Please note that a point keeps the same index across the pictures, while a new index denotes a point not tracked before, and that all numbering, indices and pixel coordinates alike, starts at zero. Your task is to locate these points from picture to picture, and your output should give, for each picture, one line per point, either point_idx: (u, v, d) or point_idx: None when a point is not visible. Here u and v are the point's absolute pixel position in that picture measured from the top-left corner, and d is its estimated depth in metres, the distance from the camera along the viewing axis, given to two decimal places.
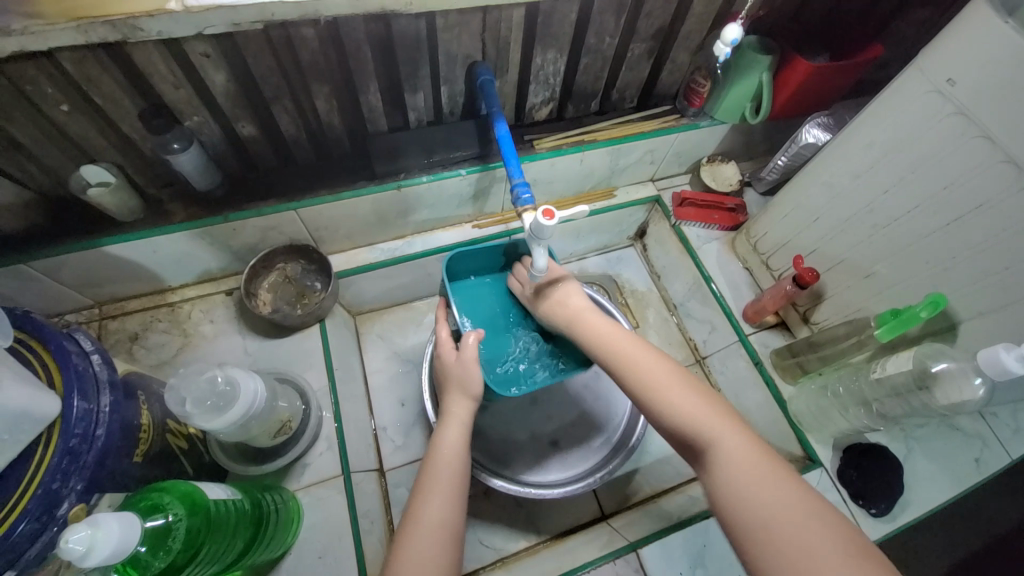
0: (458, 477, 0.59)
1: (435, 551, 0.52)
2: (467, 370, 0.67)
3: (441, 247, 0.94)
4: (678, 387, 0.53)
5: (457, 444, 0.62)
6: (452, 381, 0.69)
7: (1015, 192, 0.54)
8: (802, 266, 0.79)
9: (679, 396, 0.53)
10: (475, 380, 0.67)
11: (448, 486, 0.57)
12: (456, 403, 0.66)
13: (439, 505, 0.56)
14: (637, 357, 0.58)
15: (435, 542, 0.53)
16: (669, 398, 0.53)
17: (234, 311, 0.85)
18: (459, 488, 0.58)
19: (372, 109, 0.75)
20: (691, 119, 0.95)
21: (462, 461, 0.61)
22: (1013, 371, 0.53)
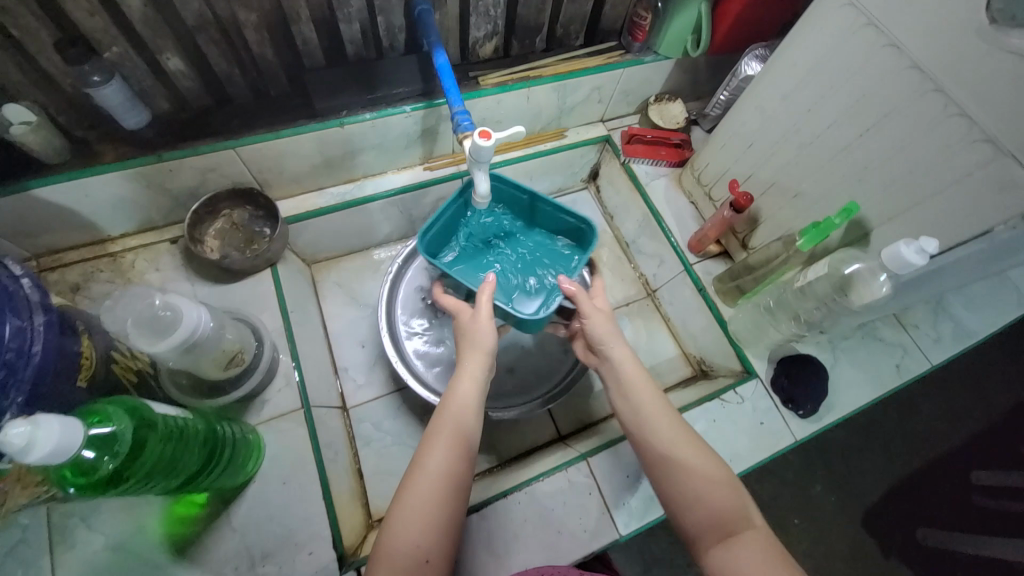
0: (464, 433, 0.61)
1: (434, 506, 0.56)
2: (479, 328, 0.67)
3: (392, 189, 0.94)
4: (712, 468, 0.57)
5: (472, 399, 0.63)
6: (465, 338, 0.68)
7: (919, 94, 0.57)
8: (737, 191, 0.83)
9: (718, 494, 0.55)
10: (487, 335, 0.67)
11: (447, 452, 0.59)
12: (472, 357, 0.66)
13: (442, 453, 0.58)
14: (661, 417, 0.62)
15: (434, 492, 0.56)
16: (712, 499, 0.55)
17: (181, 259, 0.83)
18: (469, 433, 0.61)
19: (307, 42, 0.74)
20: (635, 55, 0.96)
21: (473, 415, 0.63)
22: (913, 264, 0.57)
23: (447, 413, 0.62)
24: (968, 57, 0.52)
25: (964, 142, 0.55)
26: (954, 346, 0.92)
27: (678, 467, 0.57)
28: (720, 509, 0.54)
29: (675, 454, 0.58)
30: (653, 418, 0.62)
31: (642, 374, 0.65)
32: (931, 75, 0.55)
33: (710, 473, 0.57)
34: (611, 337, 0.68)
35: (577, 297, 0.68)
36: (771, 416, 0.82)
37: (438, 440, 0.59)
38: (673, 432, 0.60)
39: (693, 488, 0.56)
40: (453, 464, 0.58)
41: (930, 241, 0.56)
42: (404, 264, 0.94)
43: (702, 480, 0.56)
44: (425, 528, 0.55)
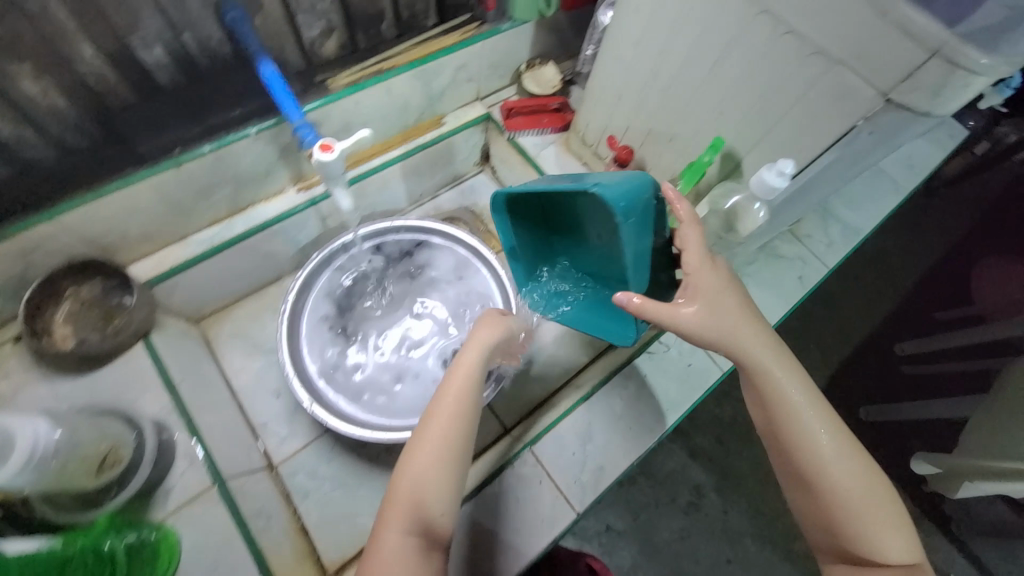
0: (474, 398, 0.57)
1: (442, 464, 0.53)
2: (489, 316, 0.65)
3: (265, 220, 0.85)
4: (871, 502, 0.53)
5: (474, 365, 0.58)
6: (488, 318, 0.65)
7: (752, 19, 0.57)
8: (617, 146, 0.85)
9: (875, 535, 0.52)
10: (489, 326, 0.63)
11: (450, 421, 0.55)
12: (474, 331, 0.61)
13: (445, 423, 0.55)
14: (830, 445, 0.54)
15: (442, 451, 0.54)
16: (869, 535, 0.52)
17: (31, 358, 0.71)
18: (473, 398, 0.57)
19: (104, 79, 0.63)
20: (492, 25, 0.92)
21: (477, 381, 0.58)
22: (775, 187, 0.58)
23: (455, 374, 0.58)
24: None
25: (800, 59, 0.55)
26: (846, 246, 0.97)
27: (833, 495, 0.53)
28: (873, 548, 0.52)
29: (839, 487, 0.53)
30: (823, 446, 0.54)
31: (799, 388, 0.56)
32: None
33: (877, 509, 0.53)
34: (751, 340, 0.57)
35: (644, 309, 0.57)
36: (697, 356, 0.84)
37: (442, 412, 0.55)
38: (845, 465, 0.54)
39: (851, 522, 0.53)
40: (455, 433, 0.55)
41: (787, 162, 0.57)
42: (300, 296, 0.85)
43: (869, 518, 0.52)
44: (433, 487, 0.53)
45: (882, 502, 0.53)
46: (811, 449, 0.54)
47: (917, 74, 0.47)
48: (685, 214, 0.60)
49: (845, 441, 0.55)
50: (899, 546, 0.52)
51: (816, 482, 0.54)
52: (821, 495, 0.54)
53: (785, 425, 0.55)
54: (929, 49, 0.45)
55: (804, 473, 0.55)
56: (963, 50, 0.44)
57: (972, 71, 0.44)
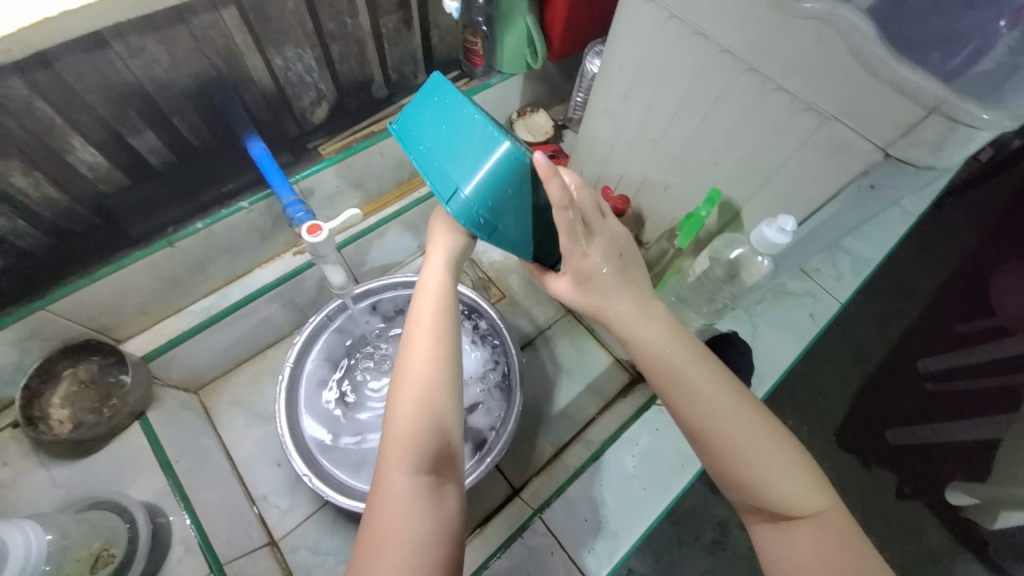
0: (446, 313, 0.56)
1: (433, 386, 0.52)
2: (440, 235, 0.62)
3: (261, 287, 0.84)
4: (773, 452, 0.50)
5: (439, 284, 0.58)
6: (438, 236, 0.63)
7: (737, 75, 0.56)
8: (612, 197, 0.81)
9: (771, 483, 0.49)
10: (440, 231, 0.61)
11: (433, 334, 0.55)
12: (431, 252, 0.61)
13: (428, 341, 0.54)
14: (718, 398, 0.52)
15: (431, 374, 0.52)
16: (762, 482, 0.50)
17: (27, 444, 0.70)
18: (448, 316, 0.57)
19: (95, 167, 0.64)
20: (482, 80, 0.93)
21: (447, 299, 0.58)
22: (777, 243, 0.57)
23: (423, 299, 0.57)
24: (767, 31, 0.51)
25: (790, 113, 0.54)
26: (857, 278, 0.94)
27: (718, 447, 0.51)
28: (781, 500, 0.49)
29: (721, 441, 0.51)
30: (704, 396, 0.53)
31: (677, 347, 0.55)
32: (741, 55, 0.54)
33: (776, 458, 0.50)
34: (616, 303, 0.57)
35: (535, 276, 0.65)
36: None
37: (418, 340, 0.54)
38: (732, 414, 0.52)
39: (746, 472, 0.50)
40: (438, 362, 0.53)
41: (786, 218, 0.56)
42: (297, 363, 0.84)
43: (769, 471, 0.50)
44: (425, 410, 0.51)
45: (783, 448, 0.51)
46: (691, 409, 0.53)
47: (915, 130, 0.45)
48: (556, 199, 0.50)
49: (729, 392, 0.53)
50: (803, 494, 0.49)
51: (699, 434, 0.52)
52: (709, 452, 0.52)
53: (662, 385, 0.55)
54: (925, 106, 0.44)
55: (691, 430, 0.53)
56: (964, 107, 0.42)
57: (974, 126, 0.43)
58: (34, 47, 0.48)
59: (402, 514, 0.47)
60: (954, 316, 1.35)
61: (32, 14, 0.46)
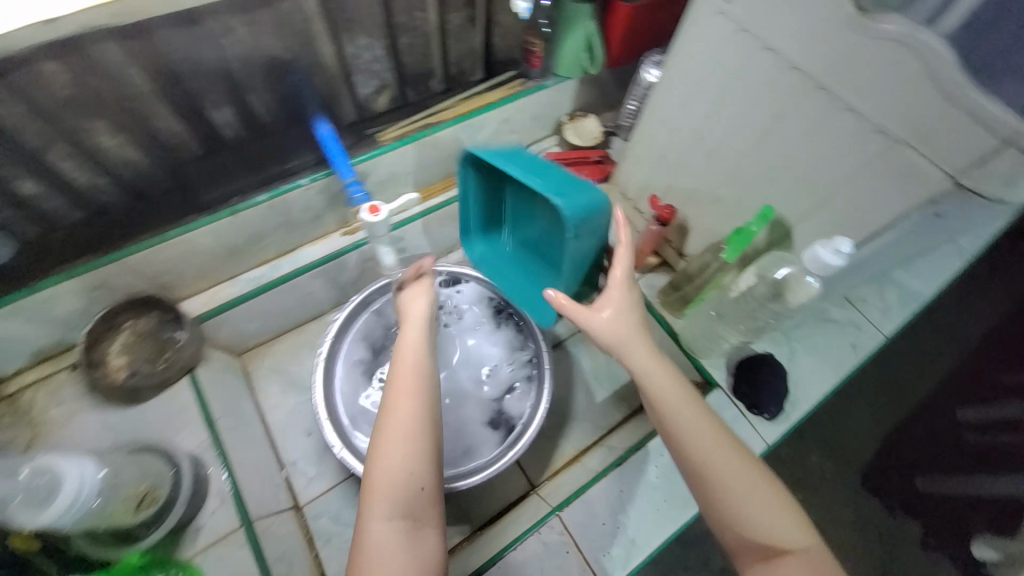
0: (428, 366, 0.61)
1: (416, 435, 0.55)
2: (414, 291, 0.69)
3: (309, 263, 0.88)
4: (758, 495, 0.54)
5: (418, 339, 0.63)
6: (411, 295, 0.69)
7: (804, 93, 0.56)
8: (659, 205, 0.82)
9: (762, 521, 0.53)
10: (422, 293, 0.69)
11: (414, 381, 0.58)
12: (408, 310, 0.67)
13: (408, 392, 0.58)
14: (709, 441, 0.56)
15: (413, 423, 0.56)
16: (754, 519, 0.53)
17: (84, 387, 0.75)
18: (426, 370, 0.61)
19: (176, 134, 0.68)
20: (537, 81, 0.94)
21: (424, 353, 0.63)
22: (831, 265, 0.56)
23: (405, 353, 0.62)
24: (841, 50, 0.51)
25: (858, 134, 0.53)
26: (904, 312, 0.91)
27: (718, 488, 0.54)
28: (768, 535, 0.52)
29: (719, 482, 0.54)
30: (701, 439, 0.55)
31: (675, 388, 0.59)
32: (811, 73, 0.54)
33: (762, 500, 0.53)
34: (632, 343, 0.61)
35: (565, 308, 0.64)
36: (738, 426, 0.80)
37: (401, 389, 0.58)
38: (725, 455, 0.55)
39: (739, 510, 0.53)
40: (421, 410, 0.57)
41: (843, 240, 0.55)
42: (336, 339, 0.87)
43: (757, 512, 0.53)
44: (408, 458, 0.54)
45: (769, 487, 0.54)
46: (687, 451, 0.56)
47: (989, 162, 0.45)
48: (624, 239, 0.65)
49: (718, 437, 0.56)
50: (788, 530, 0.52)
51: (703, 474, 0.55)
52: (705, 492, 0.55)
53: (676, 427, 0.57)
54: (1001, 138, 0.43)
55: (691, 470, 0.56)
56: None
57: None
58: None
59: (388, 552, 0.51)
60: (999, 366, 1.28)
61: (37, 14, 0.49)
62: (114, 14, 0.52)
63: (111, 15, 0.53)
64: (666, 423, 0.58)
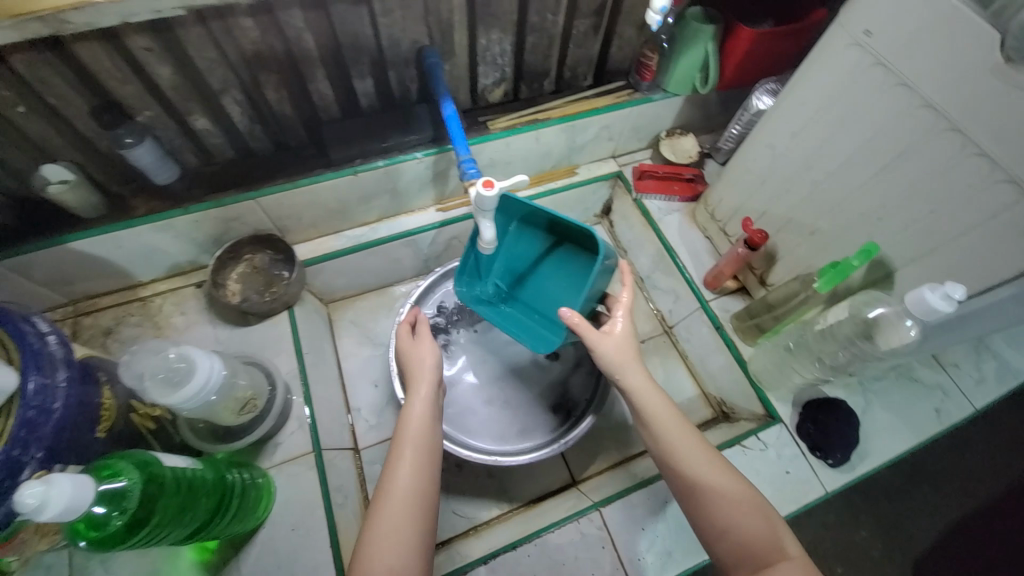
0: (430, 446, 0.62)
1: (408, 523, 0.55)
2: (423, 352, 0.70)
3: (406, 231, 0.96)
4: (753, 508, 0.55)
5: (424, 417, 0.64)
6: (416, 361, 0.70)
7: (935, 133, 0.56)
8: (751, 228, 0.81)
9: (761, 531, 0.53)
10: (431, 355, 0.70)
11: (416, 462, 0.59)
12: (419, 377, 0.68)
13: (408, 474, 0.58)
14: (696, 458, 0.58)
15: (406, 507, 0.56)
16: (752, 531, 0.53)
17: (204, 303, 0.87)
18: (430, 453, 0.61)
19: (323, 97, 0.77)
20: (644, 94, 0.96)
21: (430, 432, 0.63)
22: (938, 310, 0.55)
23: (406, 431, 0.62)
24: (984, 95, 0.50)
25: (986, 183, 0.53)
26: (999, 387, 0.86)
27: (712, 499, 0.55)
28: (766, 545, 0.52)
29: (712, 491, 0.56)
30: (690, 454, 0.58)
31: (666, 408, 0.61)
32: (946, 113, 0.54)
33: (756, 513, 0.54)
34: (629, 365, 0.64)
35: (579, 328, 0.65)
36: (797, 464, 0.78)
37: (399, 472, 0.58)
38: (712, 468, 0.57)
39: (734, 519, 0.54)
40: (416, 496, 0.57)
41: (956, 286, 0.54)
42: (416, 304, 0.93)
43: (749, 520, 0.54)
44: (399, 545, 0.53)
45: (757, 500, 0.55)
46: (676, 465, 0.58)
47: None
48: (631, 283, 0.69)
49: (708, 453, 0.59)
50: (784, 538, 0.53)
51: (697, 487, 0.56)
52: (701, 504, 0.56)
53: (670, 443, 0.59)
54: None
55: (685, 483, 0.57)
56: None
57: None
58: None
59: None
60: None
61: None
62: None
63: None
64: (663, 440, 0.60)
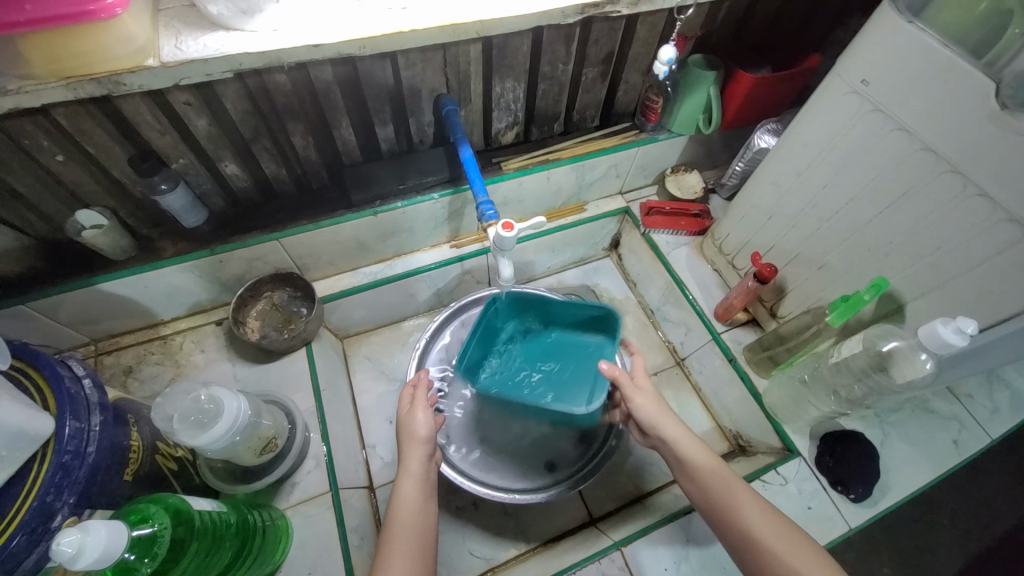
0: (421, 533, 0.61)
1: None
2: (413, 422, 0.69)
3: (421, 267, 0.99)
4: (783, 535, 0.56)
5: (416, 500, 0.63)
6: (406, 435, 0.69)
7: (936, 175, 0.59)
8: (760, 263, 0.83)
9: None
10: (425, 426, 0.69)
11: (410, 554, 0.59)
12: (411, 450, 0.67)
13: (403, 566, 0.57)
14: (725, 490, 0.61)
15: None
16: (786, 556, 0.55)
17: (223, 340, 0.89)
18: (424, 542, 0.61)
19: (346, 142, 0.80)
20: (650, 134, 1.00)
21: (422, 515, 0.63)
22: (951, 344, 0.56)
23: (398, 519, 0.61)
24: (982, 141, 0.53)
25: (988, 222, 0.56)
26: (1014, 418, 0.86)
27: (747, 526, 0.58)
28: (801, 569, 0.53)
29: (764, 538, 0.57)
30: (717, 486, 0.62)
31: (700, 450, 0.65)
32: (946, 156, 0.57)
33: (787, 540, 0.56)
34: (662, 418, 0.68)
35: (620, 380, 0.70)
36: (819, 500, 0.77)
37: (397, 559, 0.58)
38: (761, 514, 0.59)
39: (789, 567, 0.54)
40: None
41: (967, 321, 0.56)
42: (431, 339, 0.94)
43: (781, 546, 0.55)
44: None
45: (789, 530, 0.57)
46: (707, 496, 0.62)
47: None
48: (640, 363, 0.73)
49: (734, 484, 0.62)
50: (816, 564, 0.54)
51: (748, 534, 0.58)
52: (757, 552, 0.56)
53: (715, 494, 0.62)
54: None
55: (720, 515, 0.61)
56: None
57: None
58: (345, 54, 0.63)
59: None
60: None
61: (268, 44, 0.59)
62: (364, 46, 0.62)
63: (358, 48, 0.62)
64: (708, 490, 0.62)
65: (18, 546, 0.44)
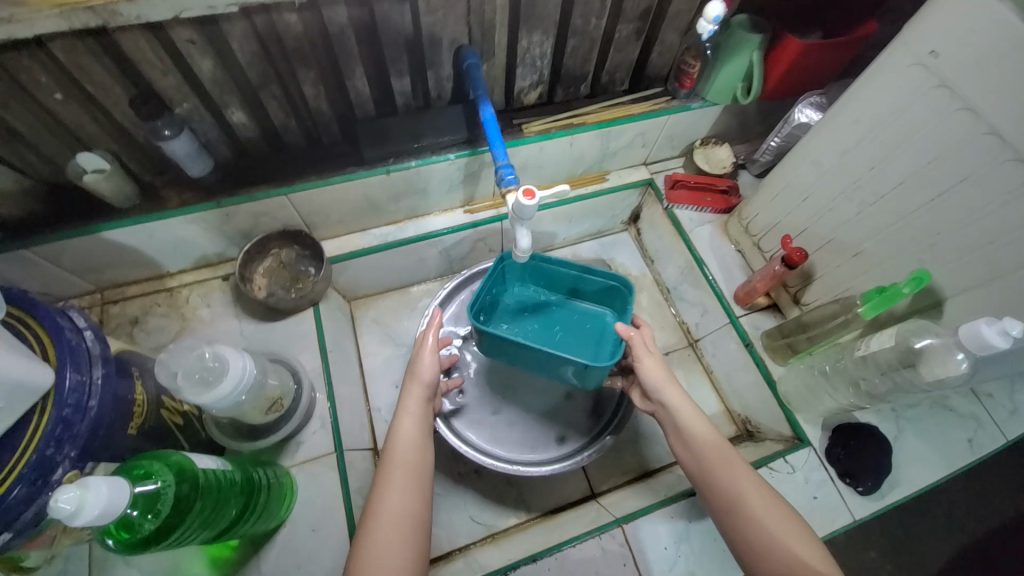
0: (414, 465, 0.60)
1: (398, 545, 0.54)
2: (419, 364, 0.69)
3: (433, 231, 0.95)
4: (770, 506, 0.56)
5: (414, 437, 0.63)
6: (410, 377, 0.69)
7: (1001, 162, 0.54)
8: (791, 246, 0.79)
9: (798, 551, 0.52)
10: (427, 369, 0.69)
11: (404, 483, 0.58)
12: (410, 391, 0.67)
13: (396, 498, 0.57)
14: (718, 457, 0.60)
15: (397, 530, 0.55)
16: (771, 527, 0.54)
17: (230, 296, 0.87)
18: (423, 476, 0.60)
19: (359, 94, 0.75)
20: (683, 101, 0.94)
21: (420, 453, 0.62)
22: (993, 345, 0.53)
23: (394, 452, 0.61)
24: None
25: None
26: None
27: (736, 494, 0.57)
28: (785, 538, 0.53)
29: (750, 503, 0.56)
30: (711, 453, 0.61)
31: (700, 416, 0.64)
32: (1015, 141, 0.52)
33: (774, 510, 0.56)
34: (665, 385, 0.67)
35: (633, 342, 0.69)
36: (825, 490, 0.76)
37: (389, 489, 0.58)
38: (751, 482, 0.58)
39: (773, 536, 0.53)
40: (407, 512, 0.56)
41: (1014, 322, 0.52)
42: (440, 306, 0.92)
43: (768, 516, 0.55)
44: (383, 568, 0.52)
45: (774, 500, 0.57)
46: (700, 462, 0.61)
47: None
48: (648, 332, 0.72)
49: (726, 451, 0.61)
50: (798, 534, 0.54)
51: (736, 498, 0.57)
52: (741, 516, 0.56)
53: (708, 457, 0.61)
54: None
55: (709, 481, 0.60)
56: None
57: None
58: None
59: None
60: None
61: None
62: None
63: None
64: (702, 456, 0.61)
65: (18, 497, 0.44)
